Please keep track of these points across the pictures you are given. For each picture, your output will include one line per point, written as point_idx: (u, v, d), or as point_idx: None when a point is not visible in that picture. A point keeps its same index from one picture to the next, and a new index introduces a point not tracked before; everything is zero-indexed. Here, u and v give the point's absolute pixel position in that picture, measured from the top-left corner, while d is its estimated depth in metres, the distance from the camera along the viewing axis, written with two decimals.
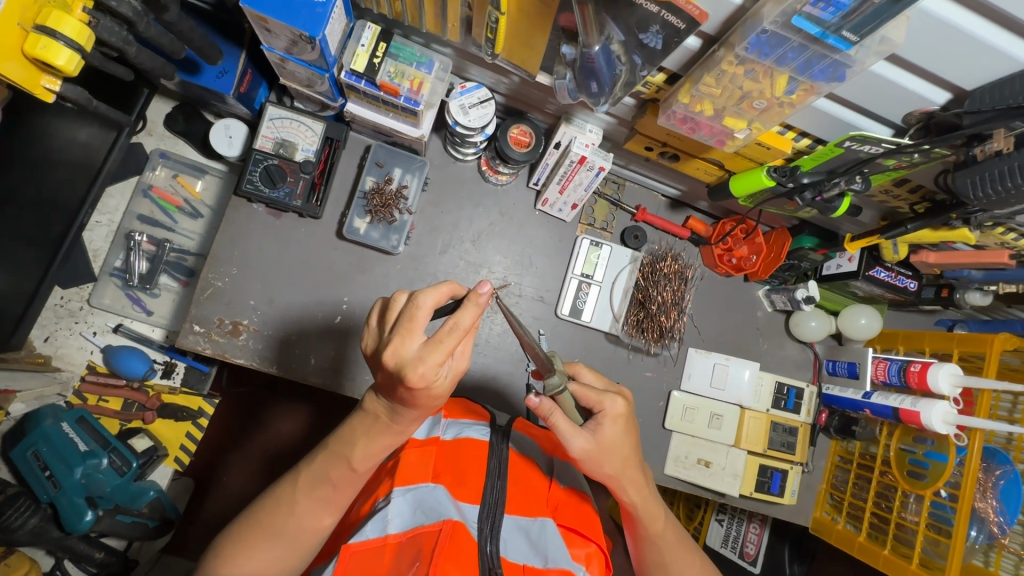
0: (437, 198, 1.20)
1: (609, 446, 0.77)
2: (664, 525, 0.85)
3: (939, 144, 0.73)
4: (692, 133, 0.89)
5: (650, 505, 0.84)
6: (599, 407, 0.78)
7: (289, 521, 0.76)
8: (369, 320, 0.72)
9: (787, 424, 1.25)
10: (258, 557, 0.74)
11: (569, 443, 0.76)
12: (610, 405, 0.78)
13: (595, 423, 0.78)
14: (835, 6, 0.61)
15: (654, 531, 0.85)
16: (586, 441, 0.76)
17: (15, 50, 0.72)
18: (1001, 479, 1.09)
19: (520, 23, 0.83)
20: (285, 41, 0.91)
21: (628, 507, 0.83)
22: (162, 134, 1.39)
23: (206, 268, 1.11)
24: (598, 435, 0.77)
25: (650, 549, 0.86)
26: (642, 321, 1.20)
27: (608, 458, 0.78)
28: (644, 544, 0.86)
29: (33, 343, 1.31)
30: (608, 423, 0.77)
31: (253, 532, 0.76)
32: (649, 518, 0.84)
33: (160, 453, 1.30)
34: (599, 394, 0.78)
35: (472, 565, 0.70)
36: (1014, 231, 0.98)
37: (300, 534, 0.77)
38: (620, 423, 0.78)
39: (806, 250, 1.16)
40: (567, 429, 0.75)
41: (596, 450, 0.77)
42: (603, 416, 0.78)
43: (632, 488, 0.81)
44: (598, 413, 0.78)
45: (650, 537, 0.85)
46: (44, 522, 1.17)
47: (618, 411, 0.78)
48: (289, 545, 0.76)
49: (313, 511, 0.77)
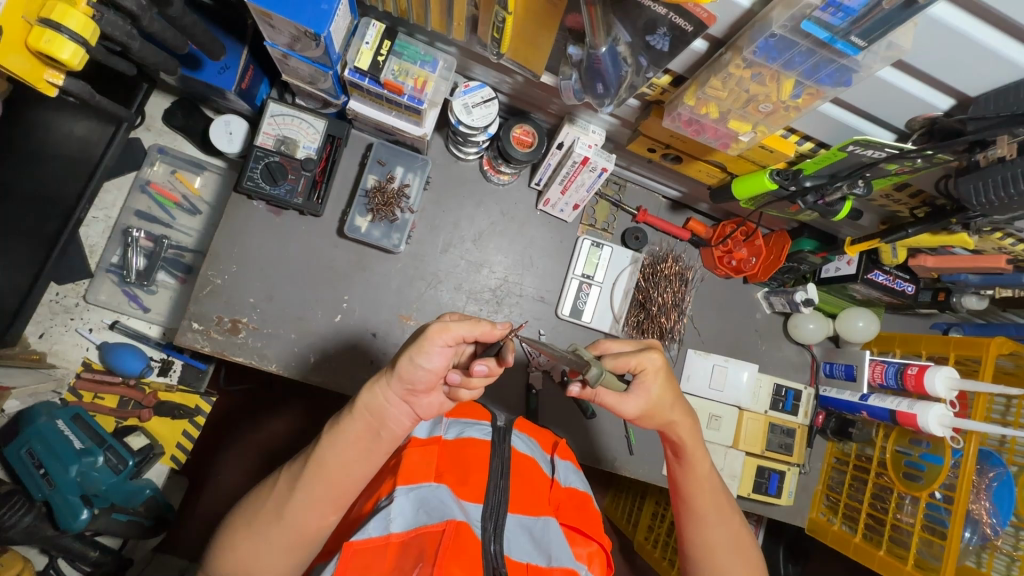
0: (438, 197, 1.20)
1: (658, 398, 0.80)
2: (707, 469, 0.88)
3: (942, 150, 0.74)
4: (696, 135, 0.89)
5: (697, 445, 0.86)
6: (639, 367, 0.78)
7: (260, 518, 0.75)
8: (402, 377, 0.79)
9: (784, 426, 1.26)
10: (239, 556, 0.74)
11: (622, 410, 0.78)
12: (649, 362, 0.78)
13: (640, 384, 0.79)
14: (845, 11, 0.61)
15: (700, 473, 0.87)
16: (637, 402, 0.78)
17: (18, 43, 0.71)
18: (994, 482, 1.10)
19: (526, 23, 0.83)
20: (289, 37, 0.90)
21: (676, 445, 0.86)
22: (160, 130, 1.37)
23: (205, 265, 1.10)
24: (646, 393, 0.79)
25: (695, 495, 0.88)
26: (642, 322, 1.22)
27: (660, 409, 0.81)
28: (688, 489, 0.88)
29: (27, 340, 1.28)
30: (651, 379, 0.78)
31: (234, 533, 0.76)
32: (696, 459, 0.87)
33: (158, 451, 1.27)
34: (636, 357, 0.78)
35: (477, 564, 0.70)
36: (1011, 236, 0.99)
37: (282, 534, 0.74)
38: (662, 375, 0.79)
39: (806, 253, 1.17)
40: (616, 401, 0.77)
41: (648, 405, 0.79)
42: (645, 375, 0.78)
43: (683, 427, 0.84)
44: (638, 372, 0.79)
45: (695, 480, 0.87)
46: (38, 520, 1.15)
47: (657, 365, 0.79)
48: (269, 545, 0.74)
49: (298, 512, 0.74)
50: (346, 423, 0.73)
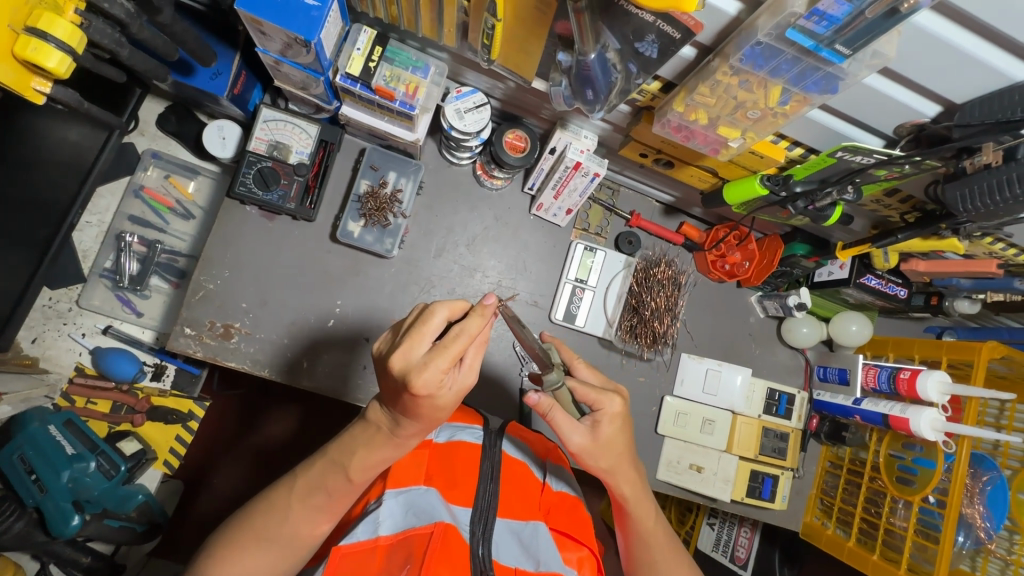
0: (431, 201, 1.20)
1: (606, 442, 0.80)
2: (654, 524, 0.87)
3: (929, 156, 0.74)
4: (686, 141, 0.89)
5: (642, 502, 0.86)
6: (598, 405, 0.81)
7: (284, 529, 0.76)
8: (379, 342, 0.74)
9: (778, 430, 1.26)
10: (251, 563, 0.74)
11: (568, 438, 0.79)
12: (609, 405, 0.81)
13: (594, 420, 0.81)
14: (828, 20, 0.61)
15: (646, 528, 0.86)
16: (583, 436, 0.80)
17: (4, 51, 0.71)
18: (988, 485, 1.10)
19: (515, 29, 0.83)
20: (280, 44, 0.90)
21: (619, 500, 0.86)
22: (154, 135, 1.38)
23: (198, 270, 1.10)
24: (596, 432, 0.80)
25: (640, 549, 0.87)
26: (635, 326, 1.22)
27: (605, 452, 0.81)
28: (635, 541, 0.87)
29: (20, 345, 1.29)
30: (607, 422, 0.80)
31: (246, 538, 0.75)
32: (641, 513, 0.86)
33: (150, 456, 1.29)
34: (599, 394, 0.80)
35: (464, 567, 0.70)
36: (1001, 241, 1.01)
37: (293, 541, 0.76)
38: (618, 422, 0.81)
39: (799, 257, 1.16)
40: (565, 424, 0.79)
41: (592, 445, 0.80)
42: (602, 415, 0.80)
43: (626, 483, 0.84)
44: (596, 410, 0.81)
45: (641, 534, 0.87)
46: (31, 526, 1.15)
47: (616, 410, 0.81)
48: (281, 551, 0.76)
49: (308, 519, 0.77)
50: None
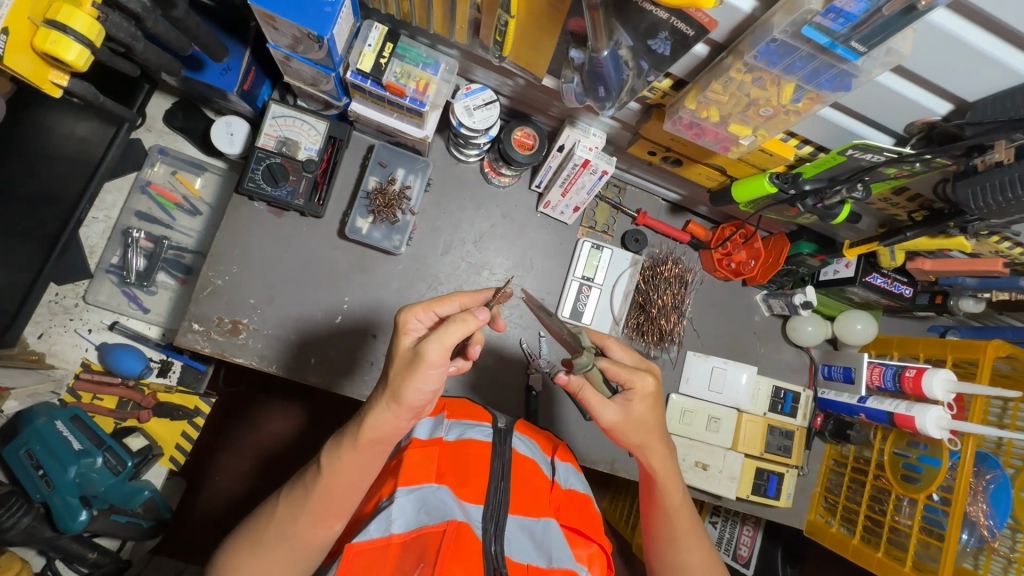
0: (439, 198, 1.20)
1: (637, 420, 0.82)
2: (680, 499, 0.89)
3: (940, 155, 0.75)
4: (697, 138, 0.89)
5: (671, 476, 0.88)
6: (630, 384, 0.81)
7: (269, 527, 0.76)
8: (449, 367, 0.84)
9: (783, 428, 1.26)
10: (260, 563, 0.75)
11: (600, 415, 0.81)
12: (641, 383, 0.82)
13: (625, 399, 0.82)
14: (845, 17, 0.62)
15: (670, 504, 0.88)
16: (616, 412, 0.81)
17: (23, 43, 0.72)
18: (991, 484, 1.10)
19: (528, 26, 0.83)
20: (291, 39, 0.91)
21: (649, 472, 0.88)
22: (161, 130, 1.37)
23: (206, 265, 1.10)
24: (628, 410, 0.82)
25: (665, 523, 0.89)
26: (642, 324, 1.24)
27: (635, 430, 0.83)
28: (658, 515, 0.89)
29: (27, 340, 1.28)
30: (638, 400, 0.82)
31: (256, 539, 0.77)
32: (667, 489, 0.88)
33: (156, 452, 1.27)
34: (630, 373, 0.81)
35: (478, 565, 0.70)
36: (1007, 240, 1.02)
37: (302, 543, 0.76)
38: (650, 401, 0.82)
39: (805, 256, 1.18)
40: (595, 401, 0.80)
41: (623, 422, 0.82)
42: (634, 394, 0.82)
43: (657, 456, 0.86)
44: (628, 389, 0.82)
45: (665, 509, 0.89)
46: (37, 521, 1.14)
47: (647, 390, 0.82)
48: (291, 552, 0.76)
49: (316, 523, 0.76)
50: (350, 441, 0.74)
